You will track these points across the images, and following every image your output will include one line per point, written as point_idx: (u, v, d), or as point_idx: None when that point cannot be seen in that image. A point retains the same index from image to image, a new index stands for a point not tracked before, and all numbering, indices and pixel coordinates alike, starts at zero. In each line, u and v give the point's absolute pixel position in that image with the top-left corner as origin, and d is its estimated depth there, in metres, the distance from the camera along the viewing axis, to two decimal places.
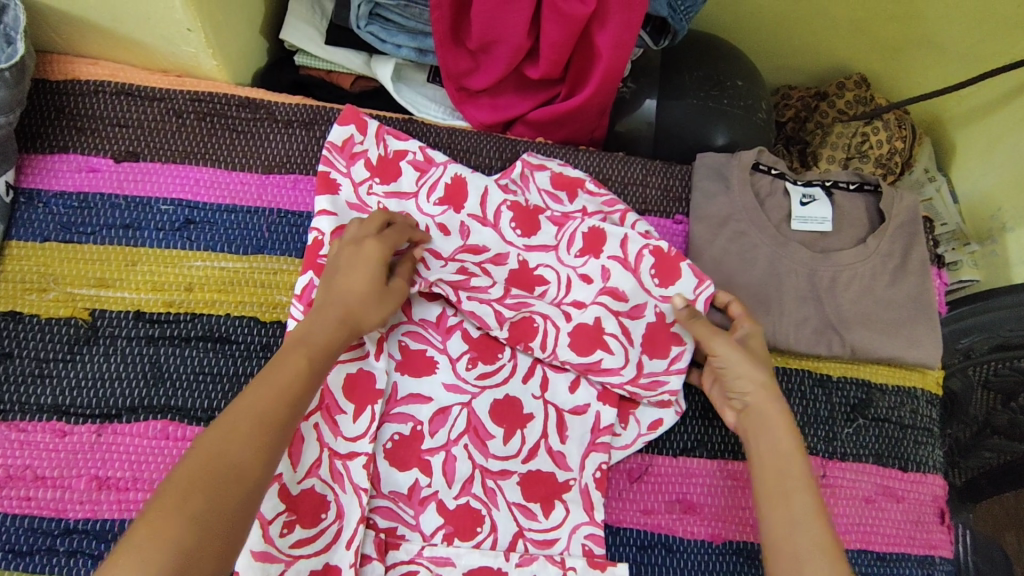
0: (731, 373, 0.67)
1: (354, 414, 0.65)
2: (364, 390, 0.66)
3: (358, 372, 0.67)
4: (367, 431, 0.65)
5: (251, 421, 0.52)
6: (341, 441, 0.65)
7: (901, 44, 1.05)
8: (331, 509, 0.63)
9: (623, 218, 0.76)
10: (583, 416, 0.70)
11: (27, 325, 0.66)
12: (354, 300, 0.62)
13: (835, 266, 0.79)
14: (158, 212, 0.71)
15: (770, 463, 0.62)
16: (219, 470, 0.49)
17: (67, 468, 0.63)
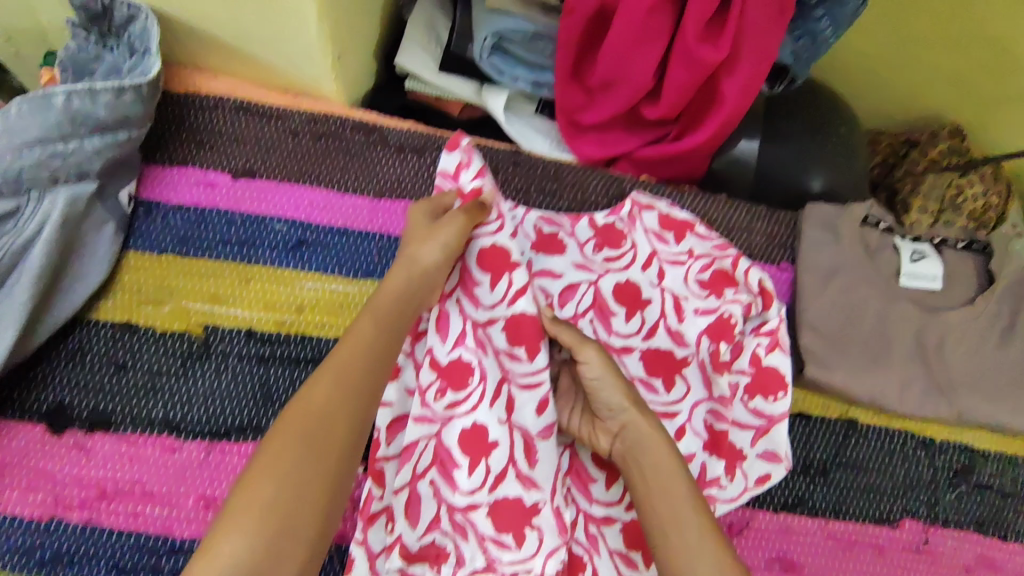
0: (607, 386, 0.62)
1: (469, 468, 0.63)
2: (478, 443, 0.64)
3: (472, 427, 0.64)
4: (483, 484, 0.63)
5: (346, 376, 0.54)
6: (459, 495, 0.63)
7: (1001, 98, 1.03)
8: (451, 559, 0.63)
9: (735, 264, 0.74)
10: (688, 466, 0.68)
11: (142, 337, 0.66)
12: (415, 254, 0.63)
13: (943, 326, 0.77)
14: (273, 231, 0.71)
15: (647, 463, 0.58)
16: (313, 421, 0.51)
17: (176, 484, 0.62)
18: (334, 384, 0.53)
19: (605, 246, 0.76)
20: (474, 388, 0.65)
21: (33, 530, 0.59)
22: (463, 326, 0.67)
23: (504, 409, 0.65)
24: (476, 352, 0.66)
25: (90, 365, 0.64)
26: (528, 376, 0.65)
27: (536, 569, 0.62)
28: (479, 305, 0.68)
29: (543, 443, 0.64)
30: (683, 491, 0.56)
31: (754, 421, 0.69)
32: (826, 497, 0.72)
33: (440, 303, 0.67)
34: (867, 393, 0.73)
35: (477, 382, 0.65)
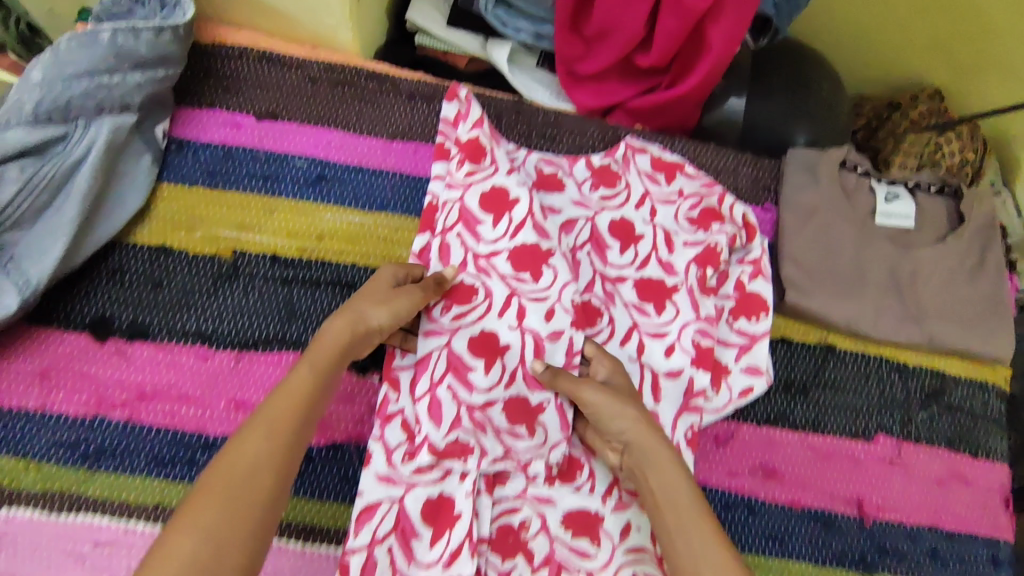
0: (609, 417, 0.64)
1: (484, 368, 0.70)
2: (490, 347, 0.71)
3: (480, 334, 0.71)
4: (499, 381, 0.70)
5: (278, 430, 0.53)
6: (477, 395, 0.69)
7: (976, 61, 1.09)
8: (476, 452, 0.68)
9: (720, 200, 0.81)
10: (677, 379, 0.74)
11: (175, 259, 0.72)
12: (366, 312, 0.62)
13: (915, 261, 0.83)
14: (294, 167, 0.77)
15: (655, 477, 0.60)
16: (235, 478, 0.49)
17: (209, 388, 0.68)
18: (261, 440, 0.52)
19: (600, 185, 0.83)
20: (479, 303, 0.72)
21: (78, 426, 0.65)
22: (465, 256, 0.73)
23: (515, 317, 0.72)
24: (478, 277, 0.73)
25: (128, 282, 0.70)
26: (534, 293, 0.73)
27: (549, 456, 0.70)
28: (480, 240, 0.74)
29: (550, 344, 0.72)
30: (690, 500, 0.58)
31: (739, 340, 0.75)
32: (805, 413, 0.78)
33: (441, 236, 0.74)
34: (844, 319, 0.79)
35: (484, 298, 0.72)
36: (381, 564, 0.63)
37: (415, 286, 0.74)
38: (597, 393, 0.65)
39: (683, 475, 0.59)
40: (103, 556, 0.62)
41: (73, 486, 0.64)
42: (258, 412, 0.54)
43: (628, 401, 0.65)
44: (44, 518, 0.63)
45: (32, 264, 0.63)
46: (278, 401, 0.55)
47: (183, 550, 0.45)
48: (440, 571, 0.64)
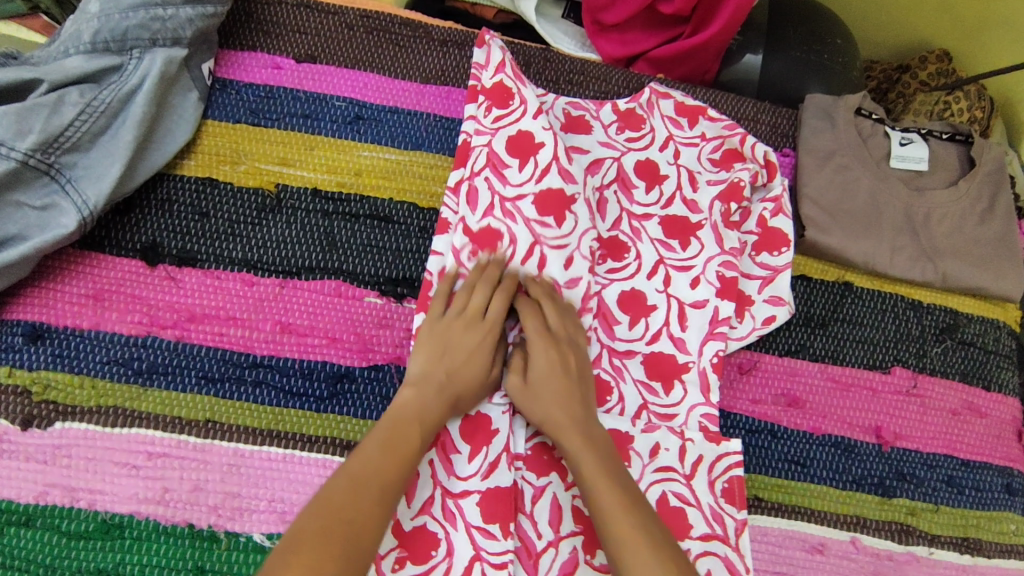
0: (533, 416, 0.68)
1: (504, 311, 0.72)
2: (512, 292, 0.73)
3: (504, 279, 0.73)
4: (517, 325, 0.73)
5: (371, 484, 0.56)
6: (494, 336, 0.72)
7: (980, 24, 1.13)
8: (489, 384, 0.70)
9: (742, 140, 0.84)
10: (703, 309, 0.76)
11: (221, 190, 0.74)
12: (463, 370, 0.66)
13: (929, 203, 0.86)
14: (333, 107, 0.80)
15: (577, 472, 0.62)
16: (339, 523, 0.53)
17: (255, 311, 0.71)
18: (367, 492, 0.56)
19: (626, 128, 0.85)
20: (504, 249, 0.74)
21: (130, 344, 0.68)
22: (492, 199, 0.75)
23: (536, 265, 0.74)
24: (503, 221, 0.74)
25: (177, 211, 0.73)
26: (556, 239, 0.74)
27: None
28: (506, 184, 0.75)
29: (569, 291, 0.74)
30: (611, 499, 0.59)
31: (762, 272, 0.78)
32: (825, 346, 0.80)
33: (470, 179, 0.75)
34: (861, 255, 0.82)
35: (508, 245, 0.74)
36: (423, 475, 0.66)
37: (451, 226, 0.75)
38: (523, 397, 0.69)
39: (606, 474, 0.61)
40: (157, 467, 0.64)
41: (123, 402, 0.66)
42: (365, 458, 0.58)
43: (545, 400, 0.66)
44: (98, 431, 0.64)
45: (89, 185, 0.66)
46: (384, 457, 0.59)
47: None
48: (479, 482, 0.66)
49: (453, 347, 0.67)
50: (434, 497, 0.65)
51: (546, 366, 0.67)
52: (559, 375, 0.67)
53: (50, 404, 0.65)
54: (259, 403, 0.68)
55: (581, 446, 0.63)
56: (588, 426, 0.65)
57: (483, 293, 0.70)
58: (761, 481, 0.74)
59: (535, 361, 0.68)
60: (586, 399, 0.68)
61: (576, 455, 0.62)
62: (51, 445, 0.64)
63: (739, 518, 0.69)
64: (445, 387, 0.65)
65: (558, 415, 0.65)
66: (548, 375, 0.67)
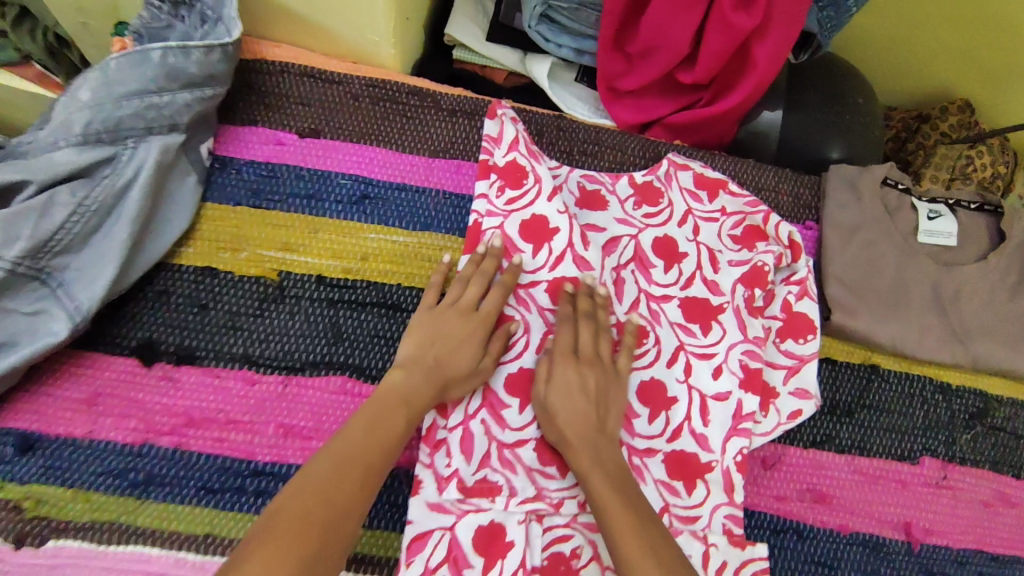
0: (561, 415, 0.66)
1: (519, 406, 0.71)
2: (526, 386, 0.72)
3: (519, 371, 0.72)
4: (533, 420, 0.70)
5: (355, 465, 0.56)
6: (508, 433, 0.70)
7: (1002, 74, 1.09)
8: (504, 491, 0.67)
9: (766, 219, 0.80)
10: (725, 403, 0.73)
11: (221, 280, 0.71)
12: (450, 360, 0.66)
13: (958, 278, 0.82)
14: (338, 186, 0.76)
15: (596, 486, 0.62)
16: (317, 506, 0.52)
17: (256, 413, 0.67)
18: (348, 479, 0.55)
19: (644, 203, 0.82)
20: (518, 339, 0.73)
21: (126, 453, 0.65)
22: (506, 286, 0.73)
23: None
24: (517, 308, 0.74)
25: (174, 304, 0.69)
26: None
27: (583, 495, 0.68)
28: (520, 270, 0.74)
29: None
30: (619, 514, 0.59)
31: (787, 361, 0.75)
32: (852, 436, 0.77)
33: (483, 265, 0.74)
34: (889, 339, 0.79)
35: (522, 334, 0.73)
36: None
37: None
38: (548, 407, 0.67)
39: (618, 493, 0.61)
40: None
41: (118, 517, 0.62)
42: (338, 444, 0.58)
43: (574, 415, 0.66)
44: (91, 549, 0.60)
45: (82, 288, 0.62)
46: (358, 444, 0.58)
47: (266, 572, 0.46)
48: None
49: (448, 335, 0.68)
50: None
51: (564, 391, 0.67)
52: (581, 400, 0.67)
53: (43, 520, 0.61)
54: None
55: (592, 465, 0.63)
56: (602, 449, 0.65)
57: (476, 289, 0.70)
58: None
59: (564, 376, 0.68)
60: (606, 427, 0.67)
61: (588, 474, 0.63)
62: (41, 566, 0.59)
63: None
64: (433, 371, 0.66)
65: (572, 435, 0.65)
66: (569, 400, 0.67)
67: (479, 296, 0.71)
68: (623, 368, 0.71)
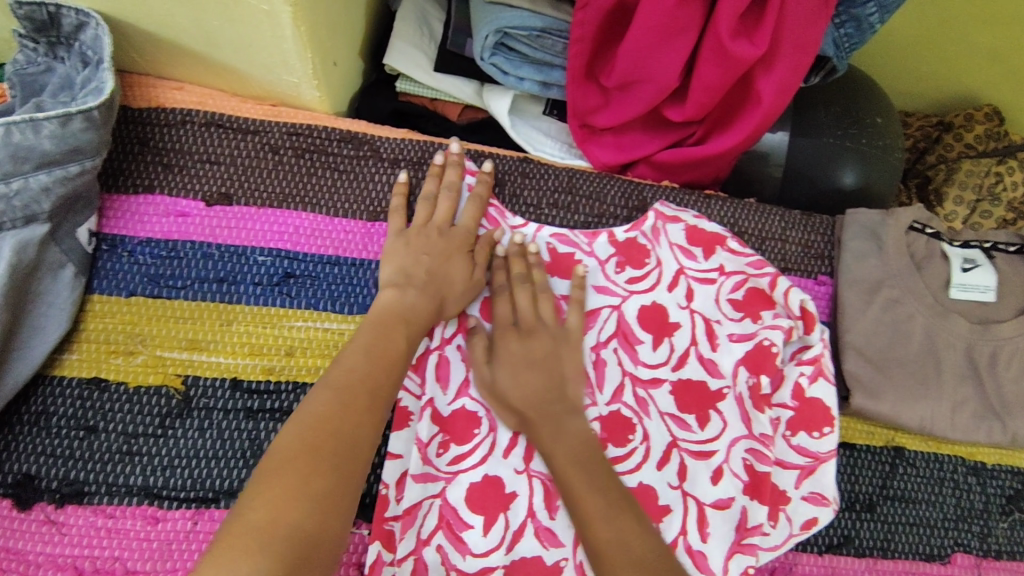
0: (513, 384, 0.61)
1: (483, 527, 0.60)
2: (491, 499, 0.60)
3: (484, 480, 0.61)
4: (500, 543, 0.59)
5: (358, 391, 0.52)
6: (470, 560, 0.59)
7: None
8: None
9: (773, 283, 0.67)
10: (726, 511, 0.62)
11: (112, 394, 0.58)
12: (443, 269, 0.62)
13: (996, 342, 0.71)
14: (255, 265, 0.63)
15: (552, 445, 0.59)
16: (323, 428, 0.48)
17: (161, 560, 0.55)
18: (357, 404, 0.51)
19: (627, 264, 0.69)
20: (482, 439, 0.62)
21: None
22: (467, 373, 0.64)
23: (520, 459, 0.62)
24: (480, 400, 0.63)
25: (56, 429, 0.57)
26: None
27: None
28: None
29: None
30: (580, 481, 0.57)
31: (799, 460, 0.63)
32: (873, 535, 0.66)
33: (439, 351, 0.63)
34: (916, 420, 0.67)
35: (487, 432, 0.62)
36: None
37: (412, 417, 0.61)
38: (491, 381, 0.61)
39: (576, 462, 0.58)
40: None
41: None
42: (338, 368, 0.53)
43: (524, 384, 0.61)
44: None
45: None
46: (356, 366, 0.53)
47: (279, 503, 0.43)
48: None
49: (433, 250, 0.63)
50: None
51: (511, 364, 0.62)
52: (532, 372, 0.61)
53: None
54: None
55: (552, 445, 0.59)
56: (564, 422, 0.60)
57: (450, 200, 0.65)
58: None
59: (507, 347, 0.62)
60: (566, 394, 0.62)
61: (546, 450, 0.59)
62: None
63: None
64: (429, 285, 0.61)
65: (528, 410, 0.60)
66: (518, 374, 0.61)
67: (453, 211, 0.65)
68: (574, 327, 0.64)
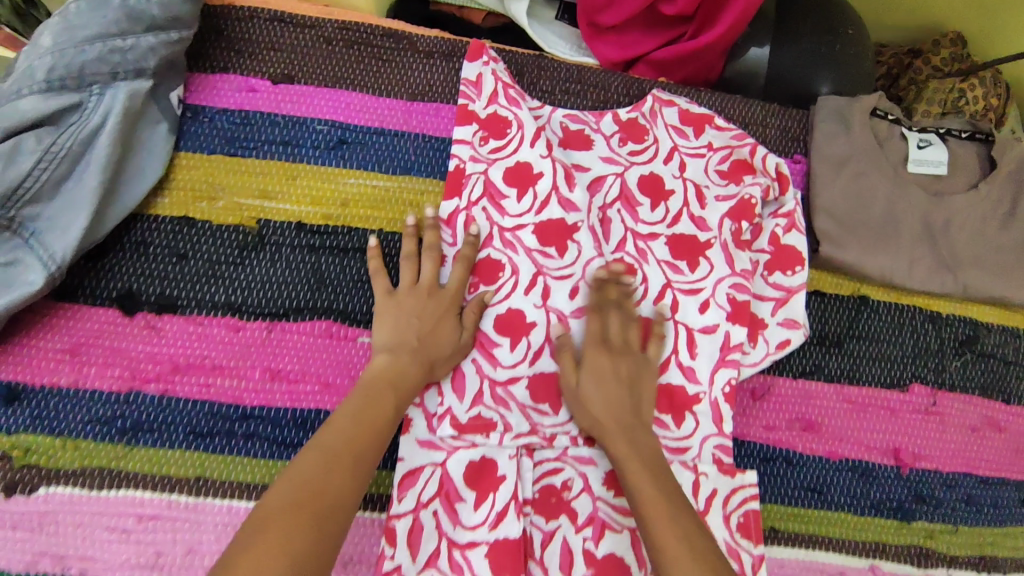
0: (597, 391, 0.66)
1: (510, 344, 0.70)
2: (516, 325, 0.71)
3: (508, 311, 0.71)
4: (524, 358, 0.70)
5: (344, 457, 0.55)
6: (500, 370, 0.70)
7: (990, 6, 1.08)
8: (498, 427, 0.68)
9: (753, 151, 0.79)
10: (713, 335, 0.73)
11: (198, 229, 0.70)
12: (430, 329, 0.67)
13: (949, 209, 0.81)
14: (314, 131, 0.75)
15: (626, 450, 0.62)
16: (308, 492, 0.51)
17: (242, 358, 0.67)
18: (343, 469, 0.54)
19: (629, 140, 0.80)
20: (505, 280, 0.72)
21: (113, 401, 0.64)
22: (491, 230, 0.73)
23: (539, 296, 0.72)
24: (503, 251, 0.73)
25: (153, 254, 0.68)
26: (560, 270, 0.73)
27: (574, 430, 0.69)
28: (504, 214, 0.74)
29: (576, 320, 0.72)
30: (650, 492, 0.59)
31: (775, 293, 0.75)
32: (840, 365, 0.77)
33: (467, 209, 0.73)
34: (878, 269, 0.78)
35: (510, 274, 0.72)
36: (427, 528, 0.63)
37: (447, 259, 0.72)
38: (581, 388, 0.66)
39: (648, 473, 0.61)
40: (148, 530, 0.62)
41: (109, 463, 0.63)
42: (325, 432, 0.57)
43: (612, 398, 0.65)
44: (83, 495, 0.62)
45: (56, 237, 0.61)
46: (343, 432, 0.57)
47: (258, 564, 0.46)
48: (487, 532, 0.64)
49: (423, 314, 0.67)
50: (440, 549, 0.63)
51: (597, 377, 0.66)
52: (614, 386, 0.66)
53: (33, 469, 0.62)
54: (251, 456, 0.65)
55: (629, 453, 0.62)
56: (641, 437, 0.64)
57: (432, 261, 0.70)
58: (777, 510, 0.72)
59: (593, 358, 0.67)
60: (641, 414, 0.66)
61: (624, 461, 0.62)
62: (37, 513, 0.61)
63: (755, 554, 0.68)
64: (418, 350, 0.65)
65: (609, 422, 0.64)
66: (603, 386, 0.66)
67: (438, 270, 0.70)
68: (654, 357, 0.70)
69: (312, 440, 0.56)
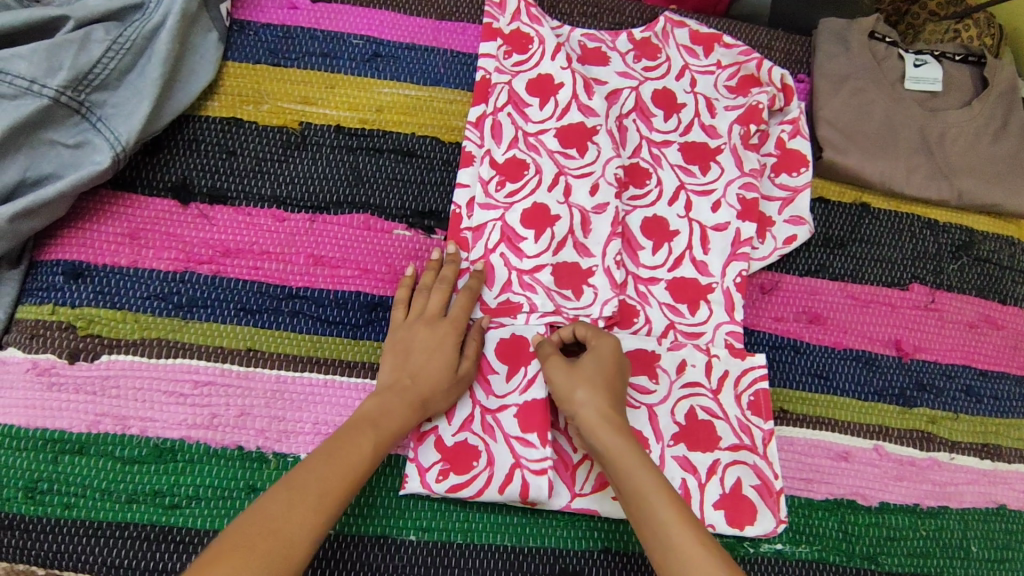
0: (583, 372, 0.65)
1: (535, 237, 0.73)
2: (541, 218, 0.74)
3: (533, 206, 0.74)
4: (548, 248, 0.73)
5: (311, 493, 0.55)
6: (525, 260, 0.73)
7: None
8: (524, 308, 0.72)
9: (758, 65, 0.85)
10: (725, 232, 0.78)
11: (246, 129, 0.75)
12: (422, 368, 0.66)
13: (944, 122, 0.86)
14: (351, 46, 0.80)
15: (609, 434, 0.61)
16: (267, 528, 0.52)
17: (287, 244, 0.72)
18: (310, 505, 0.55)
19: (642, 57, 0.85)
20: (530, 178, 0.75)
21: (169, 280, 0.70)
22: (516, 133, 0.77)
23: (561, 193, 0.75)
24: (527, 152, 0.76)
25: (205, 150, 0.74)
26: (579, 169, 0.76)
27: (596, 314, 0.73)
28: (528, 120, 0.78)
29: (597, 216, 0.75)
30: (638, 475, 0.59)
31: (781, 193, 0.81)
32: (843, 265, 0.82)
33: (494, 114, 0.77)
34: (877, 175, 0.83)
35: (533, 173, 0.75)
36: (462, 397, 0.68)
37: (476, 159, 0.76)
38: (565, 370, 0.66)
39: (633, 454, 0.60)
40: (203, 395, 0.67)
41: (165, 334, 0.68)
42: (302, 469, 0.57)
43: (594, 382, 0.64)
44: (143, 362, 0.67)
45: (120, 123, 0.68)
46: (322, 469, 0.57)
47: None
48: (519, 398, 0.68)
49: (420, 350, 0.67)
50: (473, 415, 0.68)
51: (584, 362, 0.65)
52: (601, 374, 0.65)
53: (96, 338, 0.67)
54: (297, 331, 0.70)
55: (611, 434, 0.61)
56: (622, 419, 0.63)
57: (439, 296, 0.69)
58: (786, 393, 0.77)
59: (585, 364, 0.65)
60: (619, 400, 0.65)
61: (608, 445, 0.61)
62: (99, 377, 0.66)
63: (766, 429, 0.73)
64: (409, 390, 0.65)
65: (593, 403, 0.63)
66: (587, 370, 0.65)
67: (445, 302, 0.69)
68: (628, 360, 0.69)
69: (286, 478, 0.57)
